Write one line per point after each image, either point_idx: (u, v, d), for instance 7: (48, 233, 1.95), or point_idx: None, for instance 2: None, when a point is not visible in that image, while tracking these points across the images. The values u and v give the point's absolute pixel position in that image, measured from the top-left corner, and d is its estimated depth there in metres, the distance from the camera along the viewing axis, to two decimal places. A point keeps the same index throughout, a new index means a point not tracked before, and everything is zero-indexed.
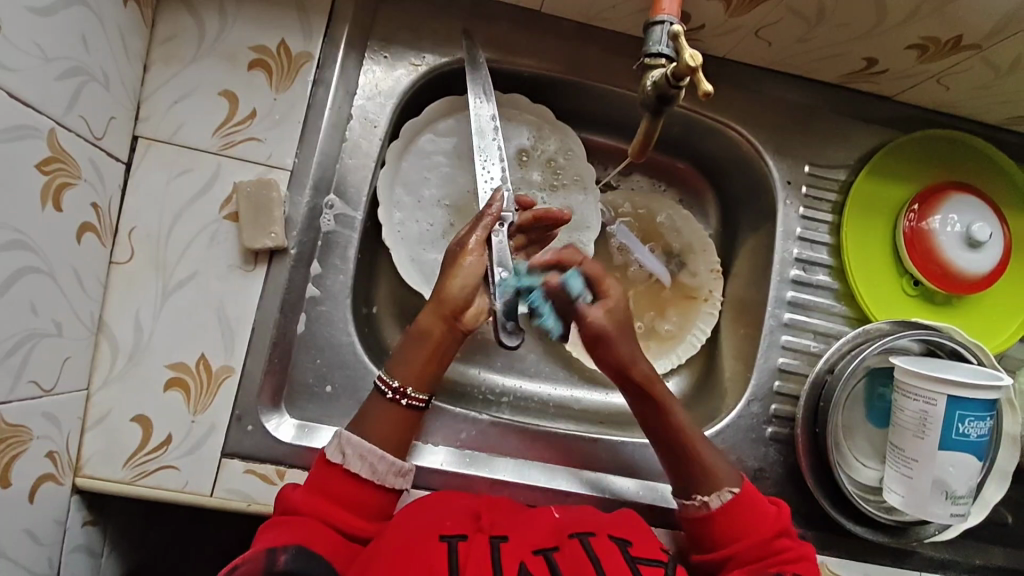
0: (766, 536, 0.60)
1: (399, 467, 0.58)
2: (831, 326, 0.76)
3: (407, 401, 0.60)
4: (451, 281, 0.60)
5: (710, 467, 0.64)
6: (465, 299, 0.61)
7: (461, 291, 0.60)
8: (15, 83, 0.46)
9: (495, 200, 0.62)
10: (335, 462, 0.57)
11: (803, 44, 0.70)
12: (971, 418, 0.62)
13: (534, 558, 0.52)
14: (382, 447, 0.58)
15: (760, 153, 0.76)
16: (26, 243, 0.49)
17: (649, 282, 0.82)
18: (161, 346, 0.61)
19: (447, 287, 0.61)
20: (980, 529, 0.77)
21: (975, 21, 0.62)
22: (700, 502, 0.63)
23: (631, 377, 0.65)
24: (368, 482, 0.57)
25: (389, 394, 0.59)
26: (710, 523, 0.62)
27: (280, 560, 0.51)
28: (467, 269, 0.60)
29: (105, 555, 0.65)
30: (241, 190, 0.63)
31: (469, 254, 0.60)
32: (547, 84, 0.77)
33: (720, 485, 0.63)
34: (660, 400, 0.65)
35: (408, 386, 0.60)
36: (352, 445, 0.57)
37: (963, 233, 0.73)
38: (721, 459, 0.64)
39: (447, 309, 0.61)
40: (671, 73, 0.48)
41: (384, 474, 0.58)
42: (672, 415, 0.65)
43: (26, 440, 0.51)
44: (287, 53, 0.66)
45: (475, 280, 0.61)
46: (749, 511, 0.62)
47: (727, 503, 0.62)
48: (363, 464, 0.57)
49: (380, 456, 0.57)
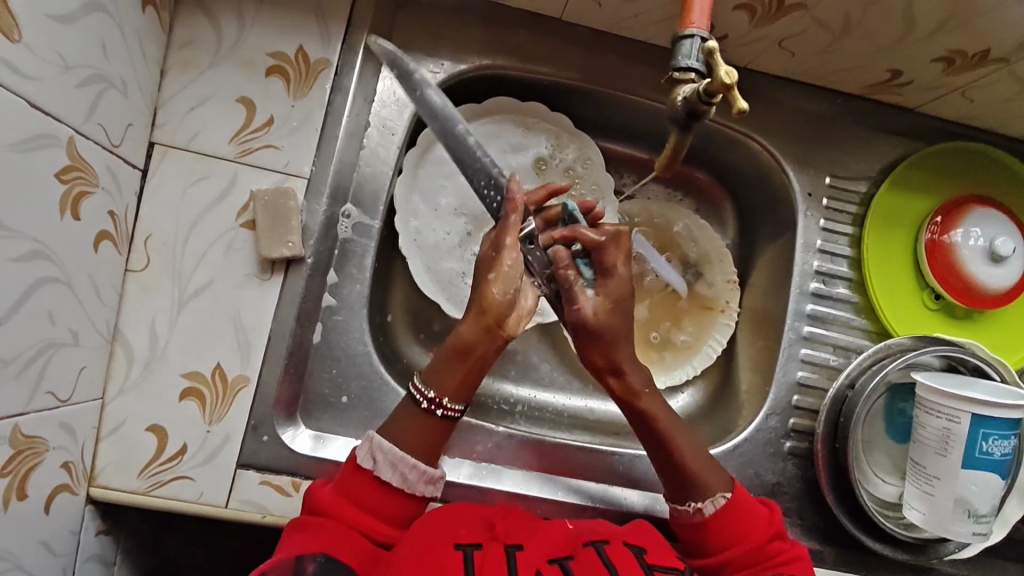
0: (761, 540, 0.60)
1: (430, 475, 0.57)
2: (851, 340, 0.76)
3: (443, 411, 0.58)
4: (491, 288, 0.56)
5: (699, 475, 0.62)
6: (508, 308, 0.57)
7: (501, 297, 0.57)
8: (34, 92, 0.45)
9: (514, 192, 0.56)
10: (365, 467, 0.56)
11: (827, 55, 0.69)
12: (995, 435, 0.61)
13: (550, 567, 0.51)
14: (413, 456, 0.57)
15: (780, 164, 0.76)
16: (44, 253, 0.48)
17: (665, 292, 0.81)
18: (176, 356, 0.61)
19: (489, 294, 0.57)
20: (999, 546, 0.76)
21: (1005, 33, 0.61)
22: (695, 509, 0.61)
23: (621, 387, 0.61)
24: (400, 491, 0.56)
25: (423, 403, 0.58)
26: (703, 528, 0.61)
27: (308, 568, 0.49)
28: (508, 275, 0.56)
29: (117, 564, 0.64)
30: (259, 198, 0.62)
31: (507, 257, 0.56)
32: (565, 92, 0.76)
33: (712, 492, 0.61)
34: (654, 409, 0.62)
35: (445, 397, 0.58)
36: (384, 451, 0.56)
37: (986, 247, 0.72)
38: (710, 465, 0.62)
39: (487, 319, 0.57)
40: (702, 89, 0.48)
41: (414, 483, 0.57)
42: (664, 425, 0.62)
43: (42, 451, 0.51)
44: (305, 59, 0.65)
45: (516, 284, 0.57)
46: (745, 514, 0.61)
47: (720, 509, 0.61)
48: (394, 472, 0.56)
49: (412, 465, 0.56)
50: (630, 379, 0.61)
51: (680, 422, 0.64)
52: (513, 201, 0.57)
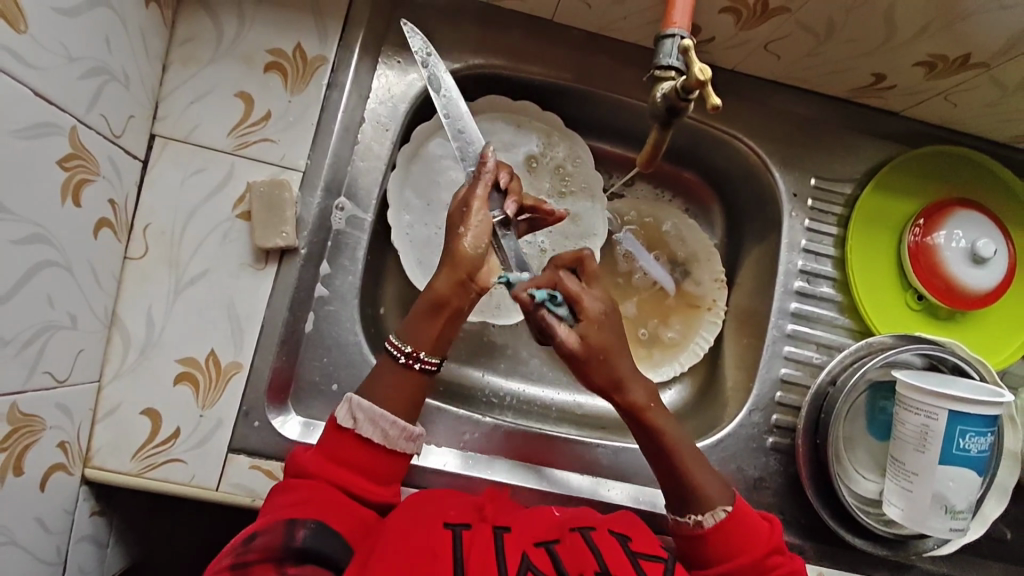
0: (759, 555, 0.60)
1: (409, 432, 0.59)
2: (834, 338, 0.77)
3: (421, 364, 0.60)
4: (462, 242, 0.58)
5: (704, 489, 0.62)
6: (478, 261, 0.58)
7: (473, 251, 0.58)
8: (39, 81, 0.47)
9: (487, 159, 0.59)
10: (346, 427, 0.58)
11: (813, 59, 0.71)
12: (972, 433, 0.62)
13: (536, 550, 0.52)
14: (393, 413, 0.59)
15: (766, 165, 0.77)
16: (44, 237, 0.50)
17: (653, 289, 0.83)
18: (172, 342, 0.62)
19: (458, 247, 0.58)
20: (979, 544, 0.77)
21: (984, 38, 0.63)
22: (695, 521, 0.62)
23: (625, 401, 0.61)
24: (380, 447, 0.58)
25: (401, 357, 0.59)
26: (703, 542, 0.61)
27: (298, 535, 0.51)
28: (476, 231, 0.58)
29: (110, 546, 0.66)
30: (254, 189, 0.64)
31: (476, 214, 0.58)
32: (556, 91, 0.78)
33: (713, 505, 0.62)
34: (662, 423, 0.62)
35: (421, 351, 0.60)
36: (362, 409, 0.58)
37: (968, 249, 0.73)
38: (714, 479, 0.63)
39: (461, 272, 0.58)
40: (679, 87, 0.49)
41: (395, 439, 0.58)
42: (670, 440, 0.63)
43: (38, 430, 0.52)
44: (303, 56, 0.67)
45: (487, 241, 0.58)
46: (745, 527, 0.61)
47: (720, 522, 0.61)
48: (375, 429, 0.58)
49: (392, 421, 0.58)
50: (634, 393, 0.61)
51: (683, 429, 0.65)
52: (486, 169, 0.59)
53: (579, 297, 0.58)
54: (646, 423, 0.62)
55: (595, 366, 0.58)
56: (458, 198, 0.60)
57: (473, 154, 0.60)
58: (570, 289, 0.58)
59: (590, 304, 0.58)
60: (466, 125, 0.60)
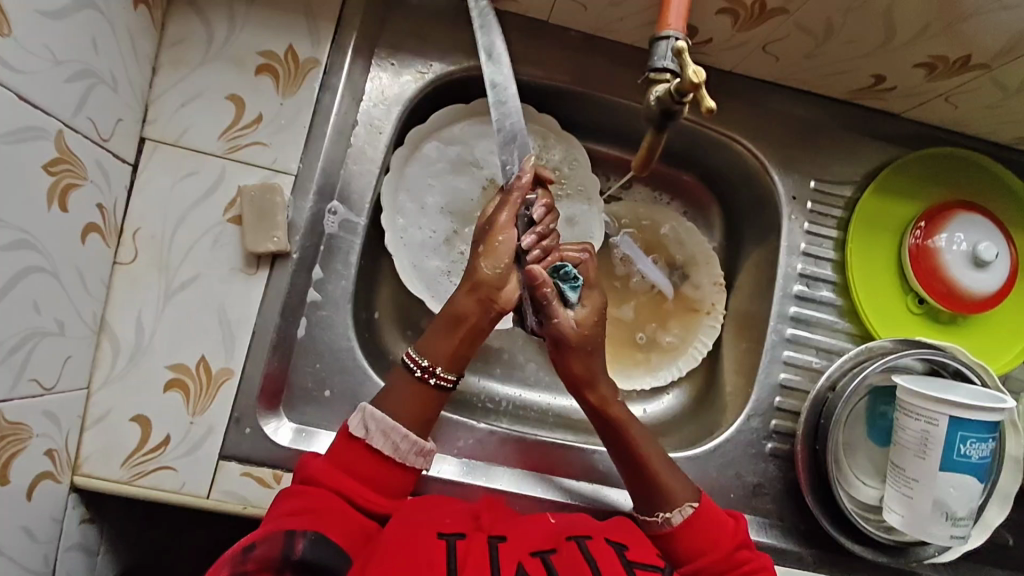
0: (727, 550, 0.60)
1: (420, 447, 0.58)
2: (834, 343, 0.76)
3: (435, 380, 0.59)
4: (480, 264, 0.58)
5: (667, 484, 0.62)
6: (499, 280, 0.58)
7: (494, 273, 0.58)
8: (23, 85, 0.46)
9: (523, 173, 0.58)
10: (358, 436, 0.57)
11: (811, 60, 0.70)
12: (973, 439, 0.61)
13: (532, 559, 0.52)
14: (405, 426, 0.58)
15: (765, 167, 0.76)
16: (29, 242, 0.49)
17: (651, 293, 0.82)
18: (162, 348, 0.62)
19: (479, 270, 0.58)
20: (981, 551, 0.76)
21: (985, 39, 0.62)
22: (664, 518, 0.62)
23: (593, 396, 0.63)
24: (390, 459, 0.57)
25: (417, 372, 0.59)
26: (673, 539, 0.61)
27: (298, 547, 0.50)
28: (499, 251, 0.58)
29: (100, 554, 0.65)
30: (246, 193, 0.63)
31: (500, 232, 0.57)
32: (552, 93, 0.77)
33: (680, 501, 0.62)
34: (625, 417, 0.64)
35: (438, 366, 0.59)
36: (375, 420, 0.57)
37: (969, 252, 0.72)
38: (676, 473, 0.63)
39: (482, 292, 0.58)
40: (674, 89, 0.48)
41: (405, 453, 0.57)
42: (629, 436, 0.64)
43: (25, 438, 0.52)
44: (295, 59, 0.66)
45: (507, 259, 0.58)
46: (711, 522, 0.61)
47: (688, 518, 0.61)
48: (386, 442, 0.57)
49: (404, 434, 0.57)
50: (602, 387, 0.63)
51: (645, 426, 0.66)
52: (521, 183, 0.58)
53: (591, 284, 0.62)
54: (609, 417, 0.63)
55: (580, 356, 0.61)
56: (486, 213, 0.59)
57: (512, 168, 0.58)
58: (587, 271, 0.62)
59: (595, 296, 0.62)
60: (513, 118, 0.58)
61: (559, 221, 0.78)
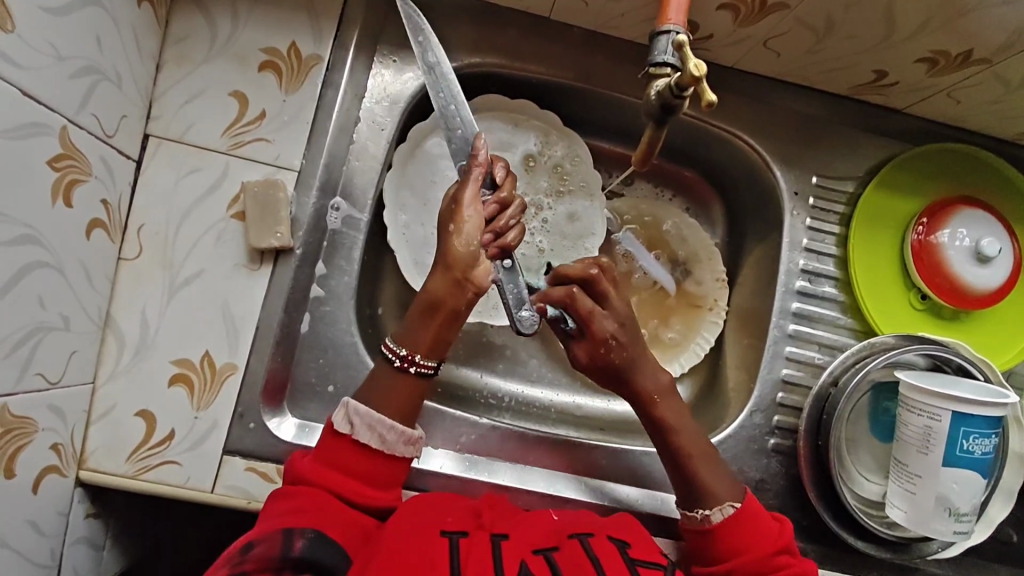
0: (764, 553, 0.59)
1: (408, 437, 0.58)
2: (836, 338, 0.76)
3: (416, 368, 0.59)
4: (453, 242, 0.56)
5: (710, 483, 0.62)
6: (473, 258, 0.56)
7: (466, 250, 0.56)
8: (27, 80, 0.47)
9: (478, 150, 0.57)
10: (342, 433, 0.57)
11: (812, 56, 0.70)
12: (976, 434, 0.61)
13: (534, 558, 0.51)
14: (391, 418, 0.58)
15: (767, 163, 0.76)
16: (34, 238, 0.49)
17: (653, 289, 0.82)
18: (166, 343, 0.62)
19: (452, 249, 0.56)
20: (984, 547, 0.75)
21: (987, 34, 0.62)
22: (703, 516, 0.62)
23: (632, 391, 0.64)
24: (377, 452, 0.57)
25: (397, 361, 0.58)
26: (712, 537, 0.61)
27: (296, 545, 0.50)
28: (469, 228, 0.56)
29: (106, 548, 0.66)
30: (249, 189, 0.64)
31: (467, 210, 0.56)
32: (554, 90, 0.77)
33: (721, 500, 0.62)
34: (667, 415, 0.64)
35: (417, 354, 0.59)
36: (358, 414, 0.57)
37: (972, 248, 0.72)
38: (721, 474, 0.63)
39: (455, 274, 0.57)
40: (674, 84, 0.49)
41: (393, 444, 0.58)
42: (676, 434, 0.64)
43: (31, 432, 0.52)
44: (297, 55, 0.66)
45: (479, 238, 0.56)
46: (749, 525, 0.61)
47: (729, 517, 0.61)
48: (372, 434, 0.57)
49: (389, 426, 0.57)
50: (643, 384, 0.64)
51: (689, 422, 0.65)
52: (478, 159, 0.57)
53: (591, 319, 0.61)
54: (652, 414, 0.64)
55: (611, 364, 0.63)
56: (448, 195, 0.58)
57: (468, 147, 0.59)
58: (582, 310, 0.61)
59: (601, 326, 0.61)
60: (458, 111, 0.59)
61: (561, 217, 0.78)
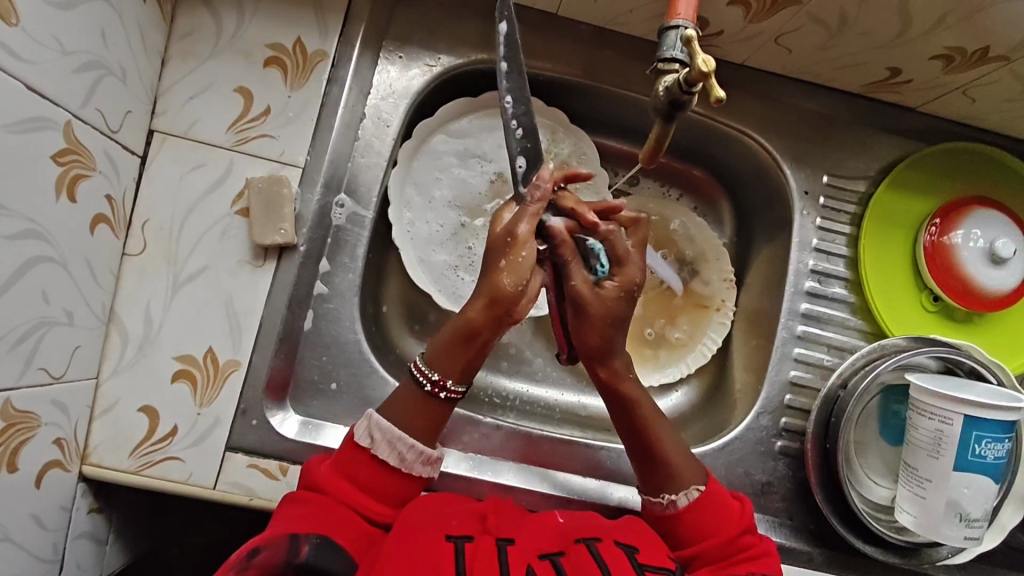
0: (731, 535, 0.58)
1: (428, 456, 0.57)
2: (846, 340, 0.75)
3: (446, 394, 0.58)
4: (501, 277, 0.54)
5: (677, 466, 0.61)
6: (519, 296, 0.54)
7: (513, 288, 0.54)
8: (32, 75, 0.47)
9: (542, 179, 0.55)
10: (362, 446, 0.56)
11: (824, 53, 0.69)
12: (988, 439, 0.60)
13: (541, 563, 0.51)
14: (411, 436, 0.57)
15: (777, 162, 0.75)
16: (39, 233, 0.49)
17: (660, 288, 0.81)
18: (170, 339, 0.62)
19: (499, 283, 0.54)
20: (994, 554, 0.74)
21: (1004, 30, 0.61)
22: (668, 500, 0.61)
23: (606, 372, 0.62)
24: (396, 470, 0.56)
25: (425, 386, 0.57)
26: (676, 521, 0.60)
27: (302, 551, 0.49)
28: (522, 266, 0.53)
29: (110, 543, 0.66)
30: (253, 185, 0.63)
31: (523, 248, 0.53)
32: (560, 87, 0.76)
33: (686, 484, 0.61)
34: (637, 397, 0.62)
35: (449, 379, 0.57)
36: (380, 430, 0.56)
37: (986, 248, 0.71)
38: (686, 455, 0.62)
39: (499, 306, 0.55)
40: (683, 79, 0.48)
41: (412, 463, 0.57)
42: (648, 420, 0.62)
43: (34, 426, 0.52)
44: (303, 51, 0.66)
45: (528, 276, 0.54)
46: (715, 507, 0.60)
47: (694, 501, 0.60)
48: (391, 452, 0.56)
49: (410, 445, 0.56)
50: (615, 365, 0.62)
51: (662, 414, 0.64)
52: (540, 188, 0.55)
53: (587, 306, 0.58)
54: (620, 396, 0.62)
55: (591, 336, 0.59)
56: (502, 225, 0.55)
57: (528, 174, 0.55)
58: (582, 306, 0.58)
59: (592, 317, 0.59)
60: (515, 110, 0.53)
61: None
